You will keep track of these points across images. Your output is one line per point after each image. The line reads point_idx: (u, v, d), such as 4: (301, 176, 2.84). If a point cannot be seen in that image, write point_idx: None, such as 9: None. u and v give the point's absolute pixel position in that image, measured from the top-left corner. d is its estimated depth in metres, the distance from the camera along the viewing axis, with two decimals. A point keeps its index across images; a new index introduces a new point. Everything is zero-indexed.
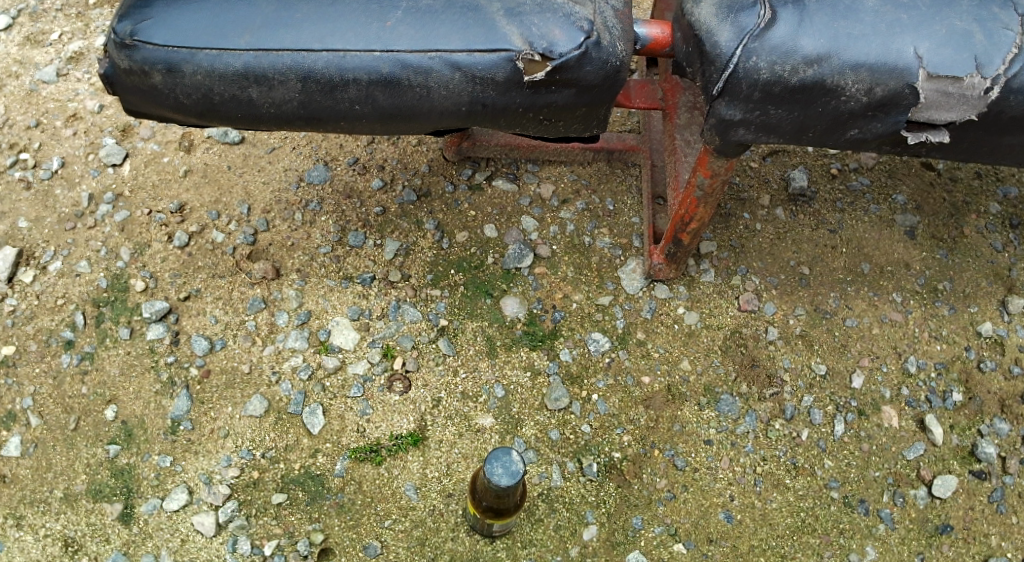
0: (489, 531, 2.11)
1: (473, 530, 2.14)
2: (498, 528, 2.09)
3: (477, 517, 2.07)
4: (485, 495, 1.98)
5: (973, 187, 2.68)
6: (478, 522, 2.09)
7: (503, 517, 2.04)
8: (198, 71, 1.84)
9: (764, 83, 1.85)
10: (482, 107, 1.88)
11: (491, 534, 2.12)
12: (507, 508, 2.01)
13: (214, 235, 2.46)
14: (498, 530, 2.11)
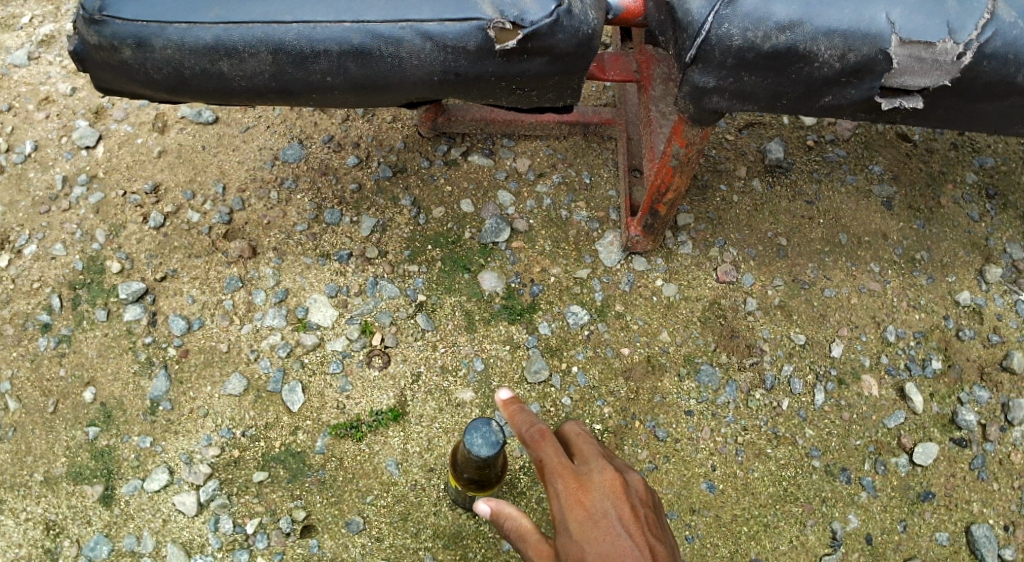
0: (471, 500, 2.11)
1: (457, 503, 2.17)
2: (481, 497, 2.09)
3: (459, 489, 2.09)
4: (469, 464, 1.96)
5: (951, 157, 2.68)
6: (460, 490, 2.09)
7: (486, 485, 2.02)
8: (168, 45, 1.83)
9: (737, 50, 1.84)
10: (455, 76, 1.88)
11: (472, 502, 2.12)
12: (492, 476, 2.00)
13: (189, 215, 2.43)
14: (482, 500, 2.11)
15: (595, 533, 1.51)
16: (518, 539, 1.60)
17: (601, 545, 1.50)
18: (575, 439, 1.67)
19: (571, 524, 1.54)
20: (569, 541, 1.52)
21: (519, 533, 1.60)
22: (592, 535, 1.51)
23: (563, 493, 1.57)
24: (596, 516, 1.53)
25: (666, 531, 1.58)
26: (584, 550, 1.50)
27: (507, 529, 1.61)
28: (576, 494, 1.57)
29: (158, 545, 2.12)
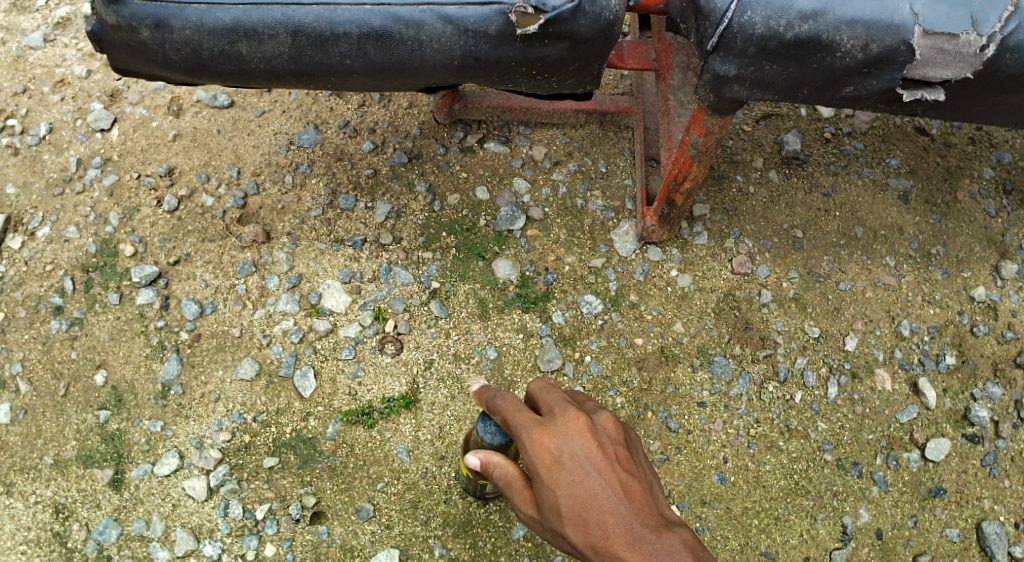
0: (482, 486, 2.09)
1: (467, 493, 2.17)
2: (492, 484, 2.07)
3: (470, 478, 2.09)
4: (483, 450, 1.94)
5: (968, 151, 2.66)
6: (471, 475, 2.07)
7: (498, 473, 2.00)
8: (187, 26, 1.82)
9: (760, 38, 1.83)
10: (474, 60, 1.87)
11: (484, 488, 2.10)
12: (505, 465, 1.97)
13: (203, 200, 2.42)
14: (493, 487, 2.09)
15: (564, 476, 1.53)
16: (503, 486, 1.64)
17: (571, 487, 1.52)
18: (544, 394, 1.69)
19: (539, 470, 1.55)
20: (541, 486, 1.55)
21: (504, 480, 1.64)
22: (562, 476, 1.53)
23: (531, 439, 1.59)
24: (563, 459, 1.55)
25: (639, 464, 1.58)
26: (557, 492, 1.53)
27: (493, 477, 1.66)
28: (543, 437, 1.58)
29: (166, 530, 2.12)
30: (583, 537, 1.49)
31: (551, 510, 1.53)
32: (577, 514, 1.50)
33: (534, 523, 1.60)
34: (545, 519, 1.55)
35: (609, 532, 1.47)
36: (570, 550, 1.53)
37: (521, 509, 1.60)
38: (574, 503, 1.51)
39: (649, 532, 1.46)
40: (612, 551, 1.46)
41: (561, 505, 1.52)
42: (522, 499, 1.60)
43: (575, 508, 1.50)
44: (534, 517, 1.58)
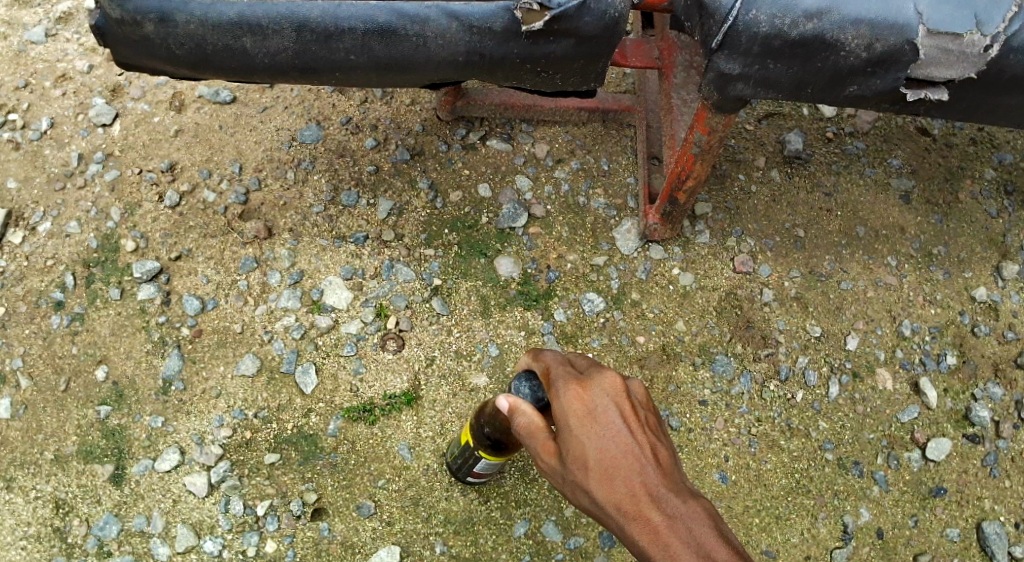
0: (470, 466, 2.05)
1: (458, 466, 2.09)
2: (481, 467, 2.02)
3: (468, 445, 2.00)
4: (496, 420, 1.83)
5: (969, 152, 2.64)
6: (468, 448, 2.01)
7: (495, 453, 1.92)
8: (191, 20, 1.82)
9: (764, 37, 1.83)
10: (479, 57, 1.87)
11: (469, 469, 2.06)
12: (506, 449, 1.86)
13: (205, 195, 2.41)
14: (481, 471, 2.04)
15: (596, 431, 1.54)
16: (525, 434, 1.59)
17: (604, 443, 1.54)
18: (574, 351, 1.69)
19: (571, 422, 1.56)
20: (570, 437, 1.55)
21: (527, 430, 1.60)
22: (597, 431, 1.55)
23: (566, 390, 1.58)
24: (600, 415, 1.56)
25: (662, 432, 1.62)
26: (587, 446, 1.54)
27: (517, 424, 1.60)
28: (579, 391, 1.57)
29: (167, 526, 2.13)
30: (610, 493, 1.52)
31: (579, 463, 1.54)
32: (605, 469, 1.53)
33: (549, 471, 1.60)
34: (569, 469, 1.56)
35: (638, 492, 1.51)
36: (589, 502, 1.55)
37: (539, 458, 1.59)
38: (606, 458, 1.53)
39: (675, 497, 1.52)
40: (640, 510, 1.51)
41: (589, 460, 1.53)
42: (542, 446, 1.58)
43: (606, 465, 1.53)
44: (552, 466, 1.59)
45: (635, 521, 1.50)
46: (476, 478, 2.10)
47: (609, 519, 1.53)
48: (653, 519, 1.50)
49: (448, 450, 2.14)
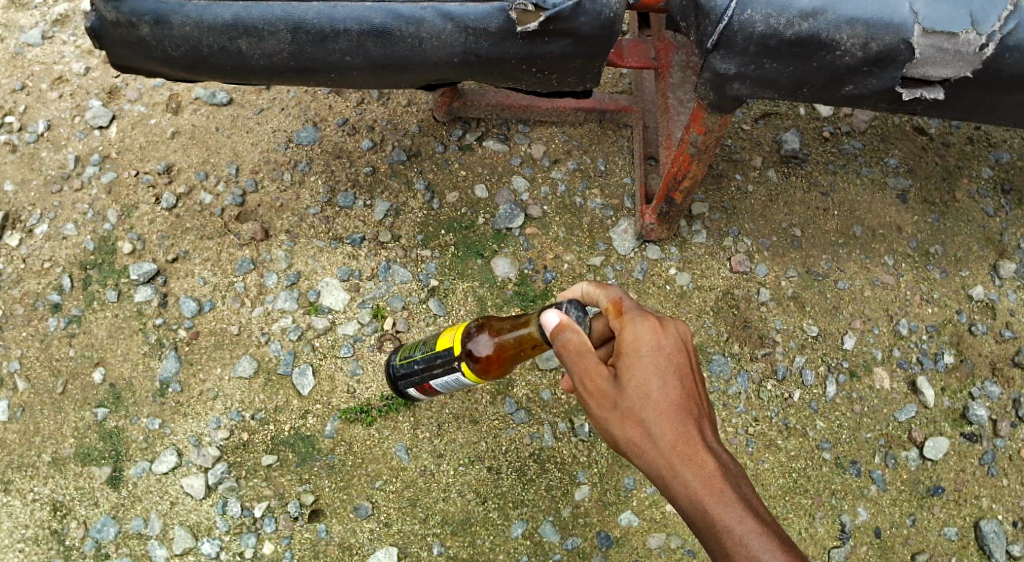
0: (424, 378, 1.94)
1: (398, 379, 2.01)
2: (436, 382, 1.92)
3: (433, 360, 1.91)
4: (509, 342, 1.80)
5: (966, 151, 2.63)
6: (434, 356, 1.91)
7: (463, 373, 1.84)
8: (187, 23, 1.82)
9: (760, 36, 1.83)
10: (475, 58, 1.87)
11: (421, 380, 1.95)
12: (488, 369, 1.83)
13: (202, 197, 2.41)
14: (433, 388, 1.94)
15: (666, 369, 1.63)
16: (572, 351, 1.63)
17: (671, 381, 1.63)
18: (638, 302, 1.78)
19: (644, 353, 1.64)
20: (640, 366, 1.63)
21: (577, 348, 1.63)
22: (661, 365, 1.63)
23: (634, 323, 1.67)
24: (667, 351, 1.65)
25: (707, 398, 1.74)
26: (651, 378, 1.63)
27: (565, 339, 1.64)
28: (649, 326, 1.66)
29: (165, 528, 2.13)
30: (666, 426, 1.60)
31: (637, 390, 1.62)
32: (668, 406, 1.61)
33: (595, 396, 1.64)
34: (623, 395, 1.62)
35: (691, 432, 1.61)
36: (633, 432, 1.62)
37: (587, 379, 1.64)
38: (672, 395, 1.62)
39: (725, 451, 1.62)
40: (690, 448, 1.60)
41: (652, 391, 1.62)
42: (593, 368, 1.63)
43: (665, 398, 1.61)
44: (600, 391, 1.64)
45: (683, 458, 1.59)
46: (418, 393, 2.01)
47: (653, 450, 1.60)
48: (704, 462, 1.59)
49: (400, 352, 2.02)
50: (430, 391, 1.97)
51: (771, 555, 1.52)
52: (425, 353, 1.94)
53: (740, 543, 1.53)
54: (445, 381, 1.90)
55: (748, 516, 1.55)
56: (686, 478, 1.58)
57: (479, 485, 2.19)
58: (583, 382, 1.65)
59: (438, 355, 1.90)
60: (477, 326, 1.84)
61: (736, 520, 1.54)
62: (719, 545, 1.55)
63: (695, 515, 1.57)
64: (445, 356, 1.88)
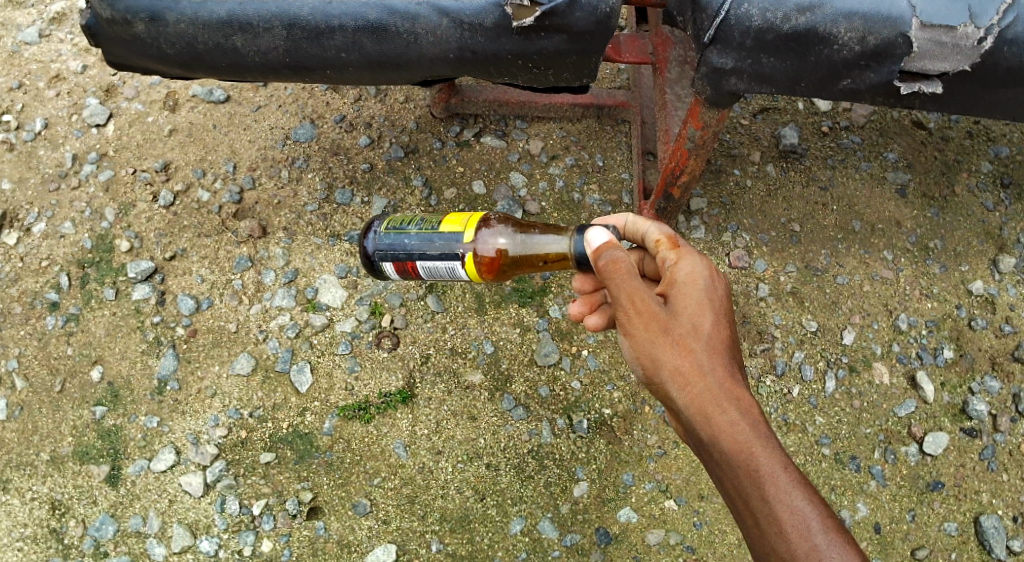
0: (410, 257, 1.82)
1: (372, 256, 1.86)
2: (422, 264, 1.82)
3: (428, 243, 1.80)
4: (536, 250, 1.78)
5: (966, 145, 2.61)
6: (432, 236, 1.80)
7: (464, 263, 1.79)
8: (182, 19, 1.86)
9: (757, 31, 1.84)
10: (471, 54, 1.87)
11: (405, 257, 1.82)
12: (494, 267, 1.79)
13: (199, 194, 2.41)
14: (415, 268, 1.83)
15: (717, 309, 1.70)
16: (626, 268, 1.62)
17: (722, 321, 1.69)
18: None
19: (701, 288, 1.70)
20: (696, 299, 1.68)
21: (628, 268, 1.63)
22: (713, 304, 1.69)
23: (686, 259, 1.73)
24: (717, 292, 1.71)
25: None
26: (704, 314, 1.68)
27: (619, 255, 1.62)
28: (701, 264, 1.73)
29: (163, 526, 2.14)
30: (716, 362, 1.66)
31: (690, 323, 1.67)
32: (719, 342, 1.67)
33: (643, 316, 1.65)
34: (675, 323, 1.66)
35: (736, 375, 1.67)
36: (682, 361, 1.65)
37: (638, 298, 1.64)
38: (722, 335, 1.68)
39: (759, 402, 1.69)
40: (736, 390, 1.65)
41: (706, 325, 1.67)
42: (645, 291, 1.64)
43: (714, 336, 1.68)
44: (650, 314, 1.65)
45: (729, 396, 1.64)
46: (392, 270, 1.87)
47: (700, 383, 1.65)
48: (748, 402, 1.65)
49: (388, 220, 1.86)
50: (407, 272, 1.85)
51: (811, 504, 1.58)
52: (422, 229, 1.81)
53: (783, 487, 1.59)
54: (434, 266, 1.81)
55: (791, 465, 1.61)
56: (733, 417, 1.63)
57: (477, 482, 2.18)
58: (631, 301, 1.64)
59: (441, 236, 1.80)
60: (500, 223, 1.79)
61: (779, 467, 1.60)
62: (759, 488, 1.59)
63: (736, 453, 1.61)
64: (450, 241, 1.79)
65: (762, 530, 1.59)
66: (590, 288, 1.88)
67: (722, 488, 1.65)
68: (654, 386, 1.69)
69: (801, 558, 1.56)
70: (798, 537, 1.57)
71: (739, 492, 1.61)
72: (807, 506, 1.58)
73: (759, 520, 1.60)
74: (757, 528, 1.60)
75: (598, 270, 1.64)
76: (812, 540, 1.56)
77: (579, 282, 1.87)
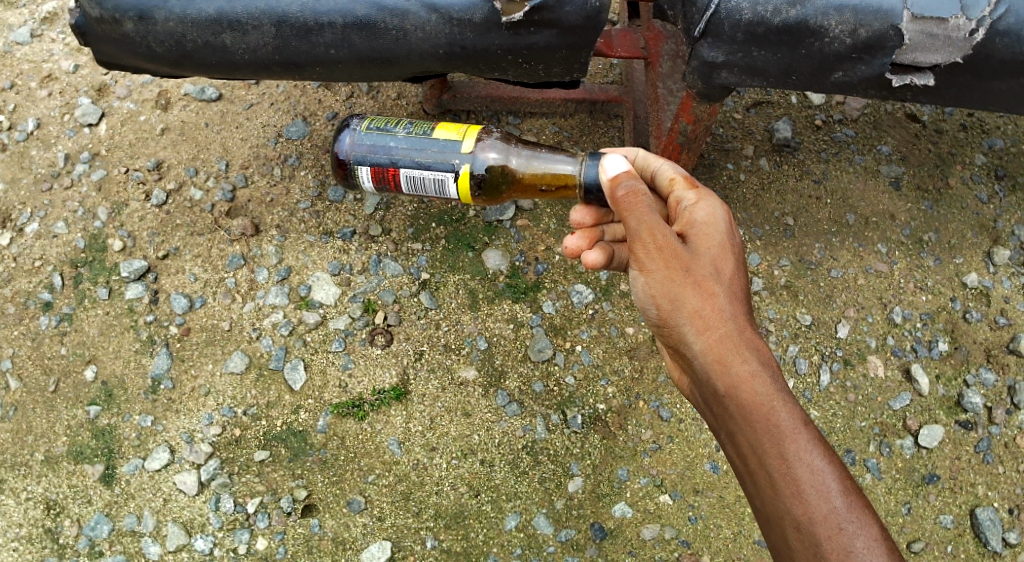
0: (394, 163, 1.84)
1: (353, 160, 1.85)
2: (407, 171, 1.83)
3: (419, 151, 1.82)
4: (540, 172, 1.82)
5: (959, 138, 2.61)
6: (424, 141, 1.83)
7: (457, 176, 1.81)
8: (170, 18, 1.86)
9: (747, 24, 1.84)
10: (460, 49, 1.88)
11: (389, 162, 1.84)
12: (492, 184, 1.83)
13: (192, 193, 2.40)
14: (396, 176, 1.84)
15: (736, 254, 1.76)
16: (647, 202, 1.66)
17: (739, 267, 1.76)
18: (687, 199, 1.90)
19: (722, 232, 1.76)
20: (716, 243, 1.75)
21: (645, 201, 1.66)
22: (731, 247, 1.76)
23: (704, 200, 1.79)
24: (733, 237, 1.78)
25: None
26: (724, 259, 1.74)
27: (640, 187, 1.66)
28: (720, 208, 1.79)
29: (158, 525, 2.13)
30: (735, 310, 1.72)
31: (711, 267, 1.72)
32: (736, 286, 1.74)
33: (663, 252, 1.69)
34: (697, 264, 1.71)
35: (753, 324, 1.74)
36: (703, 304, 1.70)
37: (659, 234, 1.67)
38: (738, 280, 1.75)
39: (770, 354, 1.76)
40: (755, 340, 1.73)
41: (726, 269, 1.73)
42: (667, 229, 1.68)
43: (733, 283, 1.74)
44: (671, 252, 1.69)
45: (747, 346, 1.71)
46: (368, 176, 1.87)
47: (721, 328, 1.71)
48: (765, 352, 1.72)
49: (371, 122, 1.87)
50: (385, 180, 1.86)
51: (828, 462, 1.66)
52: (411, 135, 1.84)
53: (801, 442, 1.66)
54: (419, 175, 1.83)
55: (810, 423, 1.68)
56: (752, 368, 1.69)
57: (472, 478, 2.18)
58: (653, 237, 1.67)
59: (433, 144, 1.82)
60: (498, 138, 1.83)
61: (799, 424, 1.67)
62: (779, 444, 1.66)
63: (756, 406, 1.67)
64: (442, 150, 1.81)
65: (778, 486, 1.66)
66: (591, 223, 1.88)
67: (735, 440, 1.71)
68: (668, 328, 1.74)
69: (818, 517, 1.63)
70: (817, 497, 1.64)
71: (756, 445, 1.68)
72: (825, 466, 1.66)
73: (775, 476, 1.66)
74: (774, 484, 1.66)
75: (618, 201, 1.67)
76: (831, 502, 1.64)
77: (579, 215, 1.88)
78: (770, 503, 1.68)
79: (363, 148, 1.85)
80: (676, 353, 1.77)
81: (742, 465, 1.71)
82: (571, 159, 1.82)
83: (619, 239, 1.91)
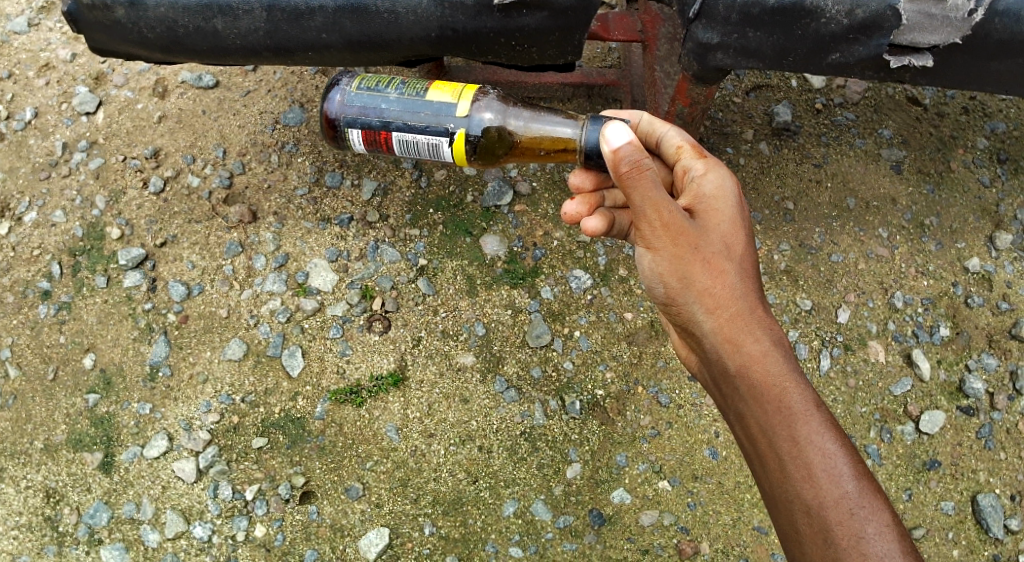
0: (386, 126, 1.83)
1: (348, 120, 1.84)
2: (399, 134, 1.83)
3: (415, 114, 1.81)
4: (538, 136, 1.81)
5: (961, 121, 2.59)
6: (419, 105, 1.81)
7: (452, 140, 1.81)
8: (161, 3, 1.85)
9: (742, 5, 1.82)
10: (452, 32, 1.87)
11: (380, 125, 1.83)
12: (489, 149, 1.83)
13: (189, 180, 2.39)
14: (388, 139, 1.84)
15: (743, 230, 1.75)
16: (651, 177, 1.59)
17: (746, 242, 1.75)
18: None
19: (730, 207, 1.75)
20: (726, 218, 1.74)
21: (651, 178, 1.60)
22: (740, 222, 1.75)
23: (713, 171, 1.77)
24: (741, 211, 1.77)
25: None
26: (734, 236, 1.74)
27: (643, 161, 1.59)
28: (729, 181, 1.78)
29: (157, 512, 2.13)
30: (745, 287, 1.73)
31: (720, 244, 1.72)
32: (745, 263, 1.74)
33: (670, 229, 1.65)
34: (706, 242, 1.70)
35: (762, 302, 1.75)
36: (712, 282, 1.70)
37: (665, 211, 1.63)
38: (746, 256, 1.75)
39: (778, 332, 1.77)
40: (766, 318, 1.74)
41: (736, 246, 1.73)
42: (673, 204, 1.63)
43: (743, 259, 1.74)
44: (680, 230, 1.66)
45: (758, 326, 1.73)
46: (359, 138, 1.86)
47: (730, 308, 1.71)
48: (773, 330, 1.74)
49: (362, 81, 1.85)
50: (377, 142, 1.86)
51: (840, 445, 1.66)
52: (404, 97, 1.82)
53: (813, 424, 1.67)
54: (411, 139, 1.83)
55: (821, 405, 1.69)
56: (764, 347, 1.71)
57: (470, 464, 2.18)
58: (659, 213, 1.62)
59: (427, 107, 1.81)
60: (495, 99, 1.81)
61: (810, 406, 1.68)
62: (791, 426, 1.67)
63: (767, 387, 1.69)
64: (436, 114, 1.80)
65: (789, 470, 1.66)
66: (590, 188, 1.88)
67: (744, 421, 1.72)
68: (676, 306, 1.73)
69: (829, 501, 1.63)
70: (828, 481, 1.64)
71: (766, 426, 1.68)
72: (837, 450, 1.66)
73: (786, 459, 1.66)
74: (784, 467, 1.66)
75: (620, 176, 1.60)
76: (842, 486, 1.64)
77: (579, 180, 1.86)
78: (778, 486, 1.68)
79: (354, 111, 1.84)
80: (684, 332, 1.77)
81: (751, 447, 1.72)
82: (571, 122, 1.79)
83: (619, 206, 1.91)
